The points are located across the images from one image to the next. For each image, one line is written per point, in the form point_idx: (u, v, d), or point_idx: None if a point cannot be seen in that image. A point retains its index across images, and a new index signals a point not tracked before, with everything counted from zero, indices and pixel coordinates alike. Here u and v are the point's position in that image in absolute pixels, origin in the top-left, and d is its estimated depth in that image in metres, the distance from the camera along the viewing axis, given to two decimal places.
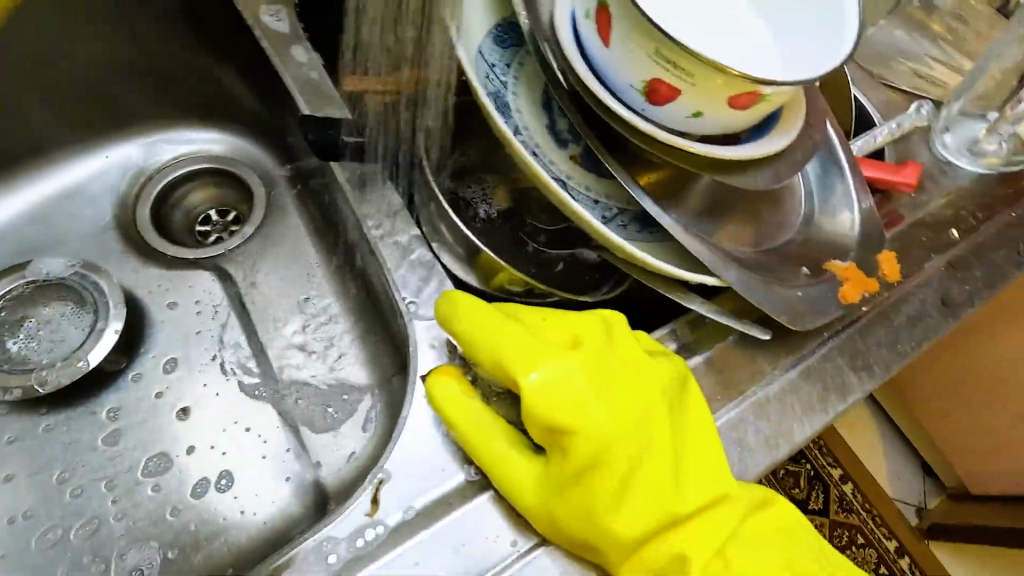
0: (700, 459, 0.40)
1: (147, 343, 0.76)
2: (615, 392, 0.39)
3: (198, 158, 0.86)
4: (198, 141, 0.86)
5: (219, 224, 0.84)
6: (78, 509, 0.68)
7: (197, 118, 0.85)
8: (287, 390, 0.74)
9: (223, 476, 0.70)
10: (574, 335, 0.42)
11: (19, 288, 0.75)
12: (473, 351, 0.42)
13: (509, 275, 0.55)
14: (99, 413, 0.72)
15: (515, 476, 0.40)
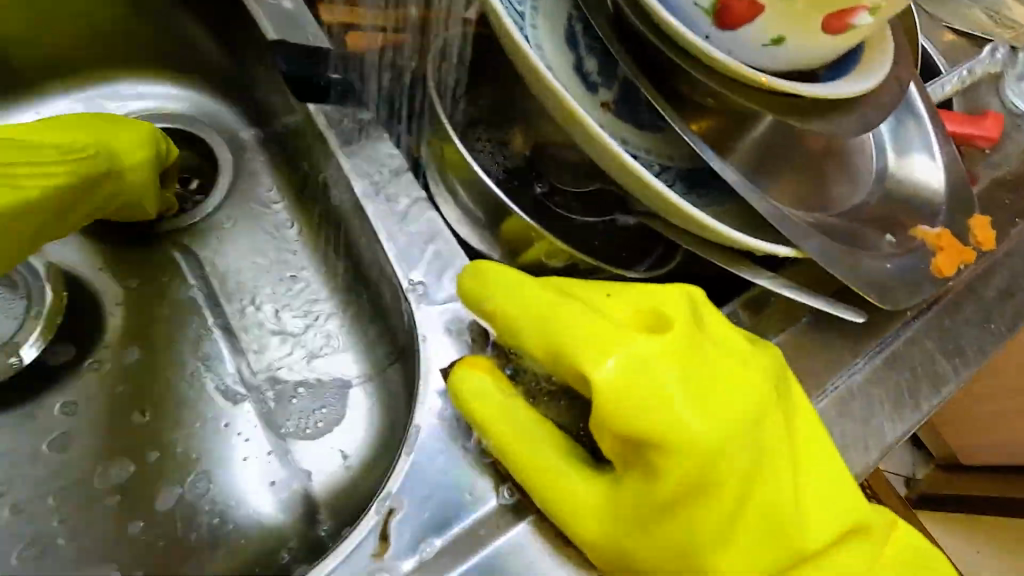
0: (821, 474, 0.31)
1: (97, 333, 0.64)
2: (714, 390, 0.29)
3: (151, 117, 0.72)
4: (150, 97, 0.73)
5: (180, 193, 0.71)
6: (20, 530, 0.57)
7: (147, 67, 0.72)
8: (266, 384, 0.64)
9: (198, 478, 0.61)
10: (652, 317, 0.32)
11: None
12: (518, 337, 0.33)
13: (547, 246, 0.44)
14: (41, 417, 0.61)
15: (576, 499, 0.32)
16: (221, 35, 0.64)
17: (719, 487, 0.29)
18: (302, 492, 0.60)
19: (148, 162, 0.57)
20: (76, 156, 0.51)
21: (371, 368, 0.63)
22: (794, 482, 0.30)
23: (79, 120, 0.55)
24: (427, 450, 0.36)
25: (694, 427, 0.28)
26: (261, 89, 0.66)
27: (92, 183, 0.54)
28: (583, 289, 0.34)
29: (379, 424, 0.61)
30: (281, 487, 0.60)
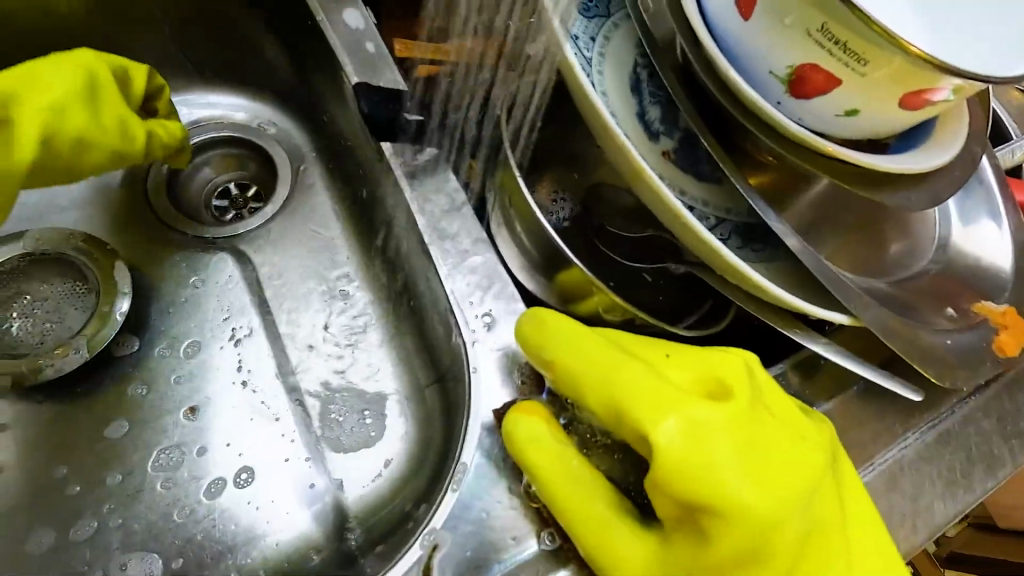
0: (867, 544, 0.32)
1: (157, 328, 0.66)
2: (769, 460, 0.31)
3: (220, 125, 0.76)
4: (220, 107, 0.76)
5: (239, 199, 0.75)
6: (72, 512, 0.59)
7: (222, 81, 0.75)
8: (307, 397, 0.65)
9: (242, 472, 0.62)
10: (709, 381, 0.34)
11: (14, 261, 0.66)
12: (577, 388, 0.34)
13: (605, 300, 0.44)
14: (98, 405, 0.63)
15: (626, 553, 0.32)
16: (296, 57, 0.67)
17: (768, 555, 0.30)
18: (335, 506, 0.61)
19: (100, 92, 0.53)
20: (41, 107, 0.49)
21: (410, 388, 0.65)
22: (840, 553, 0.31)
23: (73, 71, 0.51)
24: (472, 487, 0.38)
25: (748, 496, 0.30)
26: (327, 110, 0.68)
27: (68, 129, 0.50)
28: (639, 348, 0.35)
29: (415, 443, 0.62)
30: (316, 495, 0.62)
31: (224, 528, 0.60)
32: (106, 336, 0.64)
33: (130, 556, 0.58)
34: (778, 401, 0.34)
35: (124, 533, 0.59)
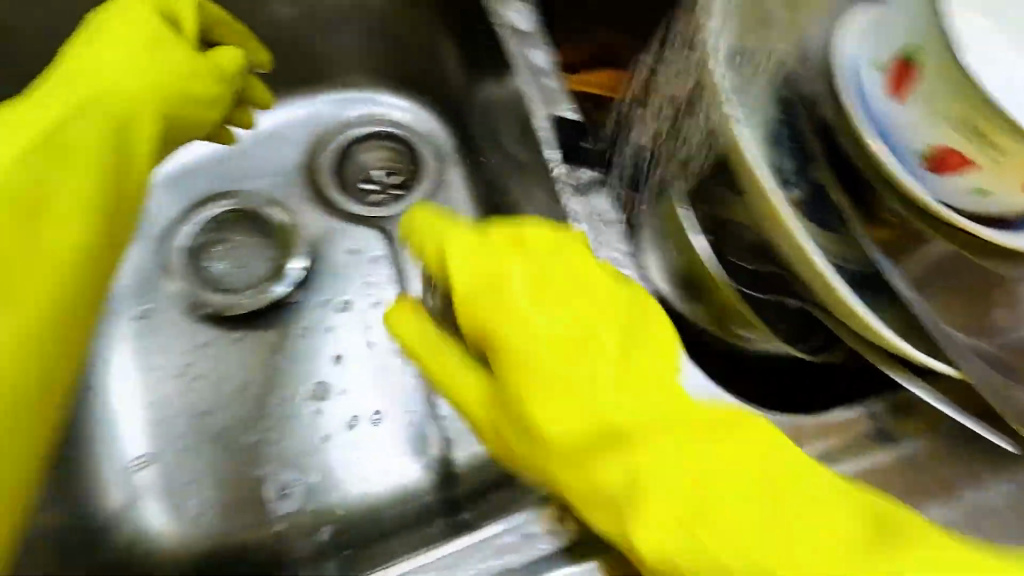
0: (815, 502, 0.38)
1: (322, 283, 0.80)
2: (636, 378, 0.41)
3: (378, 121, 0.89)
4: (381, 105, 0.89)
5: (384, 185, 0.86)
6: (246, 419, 0.73)
7: (395, 84, 0.88)
8: (431, 364, 0.76)
9: (374, 414, 0.73)
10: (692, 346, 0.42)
11: (223, 213, 0.81)
12: None
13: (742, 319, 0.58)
14: (273, 338, 0.77)
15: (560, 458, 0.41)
16: (468, 76, 0.77)
17: (749, 495, 0.37)
18: (448, 460, 0.72)
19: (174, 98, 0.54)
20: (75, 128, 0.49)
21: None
22: (729, 491, 0.37)
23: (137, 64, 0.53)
24: None
25: (588, 401, 0.40)
26: (485, 124, 0.78)
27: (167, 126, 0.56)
28: (679, 325, 0.43)
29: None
30: (433, 447, 0.72)
31: (356, 459, 0.72)
32: (286, 287, 0.79)
33: (284, 465, 0.72)
34: (641, 341, 0.42)
35: (280, 446, 0.72)
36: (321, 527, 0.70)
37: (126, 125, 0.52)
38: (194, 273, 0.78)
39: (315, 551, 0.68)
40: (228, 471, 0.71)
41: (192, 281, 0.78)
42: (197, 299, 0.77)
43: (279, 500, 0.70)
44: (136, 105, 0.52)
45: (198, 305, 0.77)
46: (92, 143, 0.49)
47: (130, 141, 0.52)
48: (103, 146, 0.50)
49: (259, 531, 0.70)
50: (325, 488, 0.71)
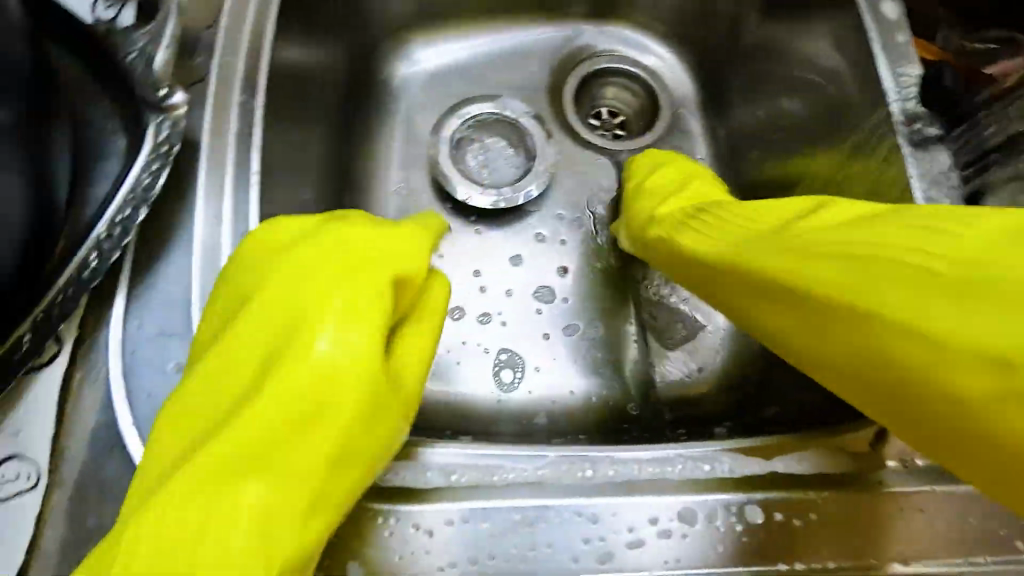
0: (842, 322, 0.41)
1: (560, 201, 0.84)
2: (827, 237, 0.45)
3: (622, 58, 0.90)
4: (631, 43, 0.90)
5: (608, 124, 0.90)
6: (478, 302, 0.78)
7: (662, 28, 0.89)
8: (643, 297, 0.81)
9: (593, 325, 0.79)
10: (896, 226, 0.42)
11: (484, 112, 0.85)
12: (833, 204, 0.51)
13: None
14: (510, 237, 0.82)
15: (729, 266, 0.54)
16: (753, 36, 0.79)
17: (850, 348, 0.41)
18: (650, 384, 0.76)
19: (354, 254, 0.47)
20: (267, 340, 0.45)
21: (736, 329, 0.78)
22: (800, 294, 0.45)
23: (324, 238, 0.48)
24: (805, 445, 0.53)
25: (782, 245, 0.48)
26: (762, 84, 0.79)
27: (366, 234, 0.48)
28: (955, 240, 0.38)
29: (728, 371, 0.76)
30: (639, 369, 0.77)
31: (572, 361, 0.77)
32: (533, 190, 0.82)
33: (507, 350, 0.77)
34: (905, 240, 0.40)
35: (508, 333, 0.77)
36: (535, 415, 0.74)
37: (296, 255, 0.47)
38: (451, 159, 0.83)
39: (524, 429, 0.72)
40: (460, 344, 0.76)
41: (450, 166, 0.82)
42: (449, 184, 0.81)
43: (498, 380, 0.75)
44: (293, 345, 0.43)
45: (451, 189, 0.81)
46: (295, 360, 0.42)
47: (301, 253, 0.47)
48: (295, 255, 0.47)
49: (479, 403, 0.74)
50: (542, 380, 0.76)
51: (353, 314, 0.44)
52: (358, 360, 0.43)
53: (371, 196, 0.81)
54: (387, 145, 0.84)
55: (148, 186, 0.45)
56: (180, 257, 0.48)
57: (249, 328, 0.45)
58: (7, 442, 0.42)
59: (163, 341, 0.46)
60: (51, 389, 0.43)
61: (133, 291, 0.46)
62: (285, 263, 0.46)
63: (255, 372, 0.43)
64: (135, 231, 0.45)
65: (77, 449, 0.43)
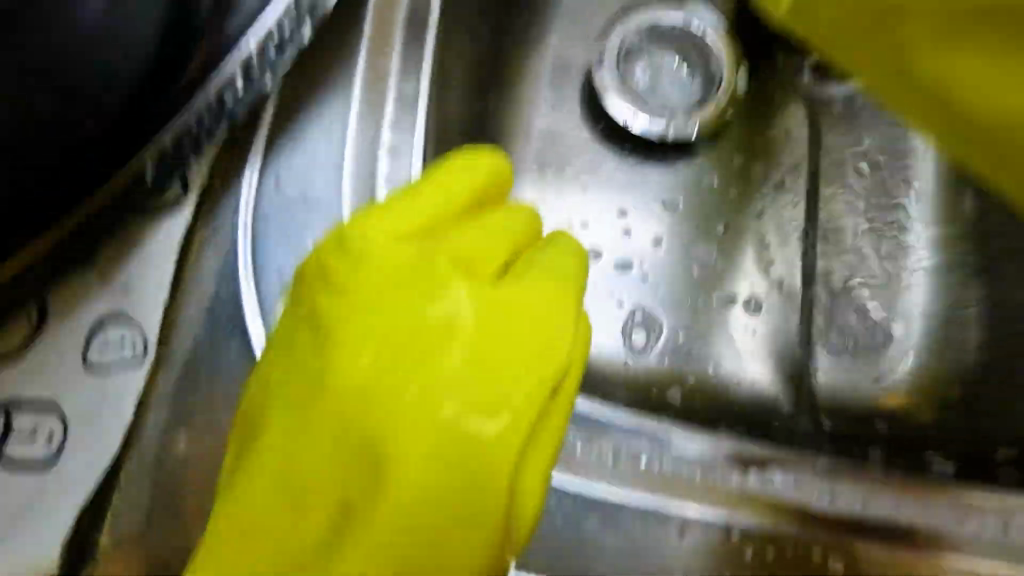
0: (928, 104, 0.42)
1: (734, 144, 0.69)
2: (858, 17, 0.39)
3: None
4: None
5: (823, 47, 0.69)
6: (616, 248, 0.67)
7: None
8: (821, 276, 0.66)
9: (749, 298, 0.66)
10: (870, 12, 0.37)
11: (666, 26, 0.70)
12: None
13: None
14: (666, 179, 0.69)
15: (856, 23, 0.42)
16: None
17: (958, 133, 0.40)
18: (810, 381, 0.63)
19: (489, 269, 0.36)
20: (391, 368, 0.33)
21: (938, 339, 0.63)
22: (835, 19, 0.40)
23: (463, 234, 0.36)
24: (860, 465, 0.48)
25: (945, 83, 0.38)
26: None
27: (492, 318, 0.34)
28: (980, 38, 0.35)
29: (922, 388, 0.62)
30: (799, 361, 0.64)
31: (718, 336, 0.65)
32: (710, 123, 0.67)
33: (642, 310, 0.66)
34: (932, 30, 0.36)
35: (648, 290, 0.67)
36: (668, 389, 0.63)
37: (413, 295, 0.34)
38: (615, 75, 0.68)
39: (649, 401, 0.61)
40: (591, 292, 0.66)
41: (612, 85, 0.67)
42: (608, 106, 0.67)
43: (627, 341, 0.65)
44: (429, 386, 0.33)
45: (609, 113, 0.67)
46: (408, 416, 0.32)
47: (418, 299, 0.34)
48: (406, 296, 0.34)
49: (604, 364, 0.63)
50: (678, 351, 0.65)
51: (441, 444, 0.32)
52: (490, 456, 0.32)
53: (515, 105, 0.69)
54: (543, 47, 0.70)
55: (314, 4, 0.39)
56: (335, 118, 0.40)
57: (354, 377, 0.33)
58: (115, 297, 0.36)
59: (299, 209, 0.39)
60: (172, 241, 0.37)
61: (272, 141, 0.39)
62: (393, 309, 0.33)
63: (375, 412, 0.33)
64: (287, 65, 0.39)
65: (191, 319, 0.38)
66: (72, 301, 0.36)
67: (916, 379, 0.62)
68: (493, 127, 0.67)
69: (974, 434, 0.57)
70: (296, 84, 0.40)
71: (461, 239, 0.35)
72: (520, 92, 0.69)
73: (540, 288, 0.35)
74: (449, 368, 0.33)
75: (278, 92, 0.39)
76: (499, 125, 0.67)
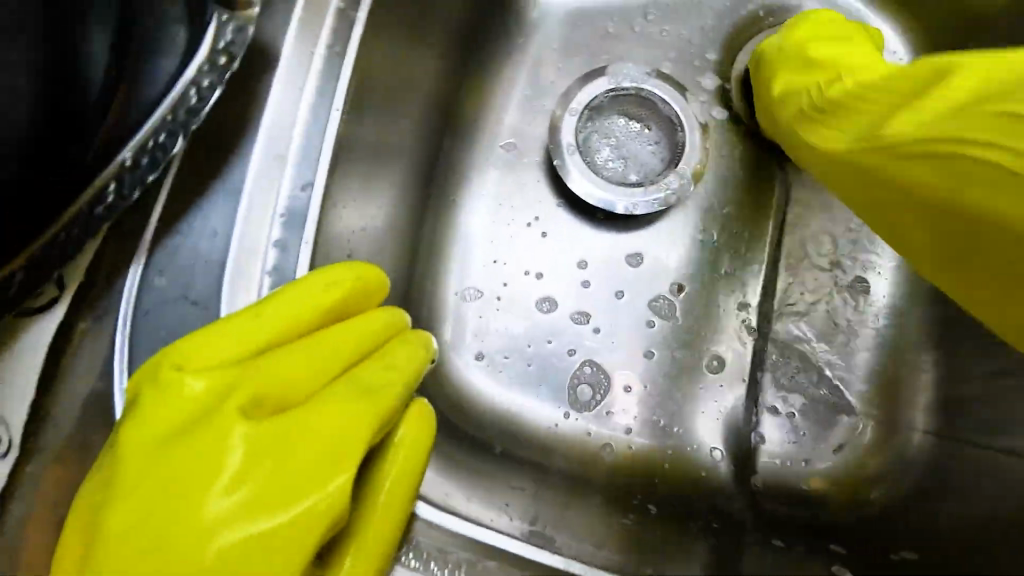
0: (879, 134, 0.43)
1: (695, 199, 0.67)
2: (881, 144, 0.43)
3: None
4: None
5: None
6: (572, 297, 0.64)
7: None
8: (778, 342, 0.64)
9: (712, 359, 0.64)
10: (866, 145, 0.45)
11: (631, 93, 0.67)
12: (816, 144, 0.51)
13: None
14: (629, 231, 0.66)
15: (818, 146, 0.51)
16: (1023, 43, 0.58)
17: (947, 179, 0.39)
18: (752, 455, 0.62)
19: (309, 384, 0.34)
20: (160, 502, 0.30)
21: (885, 421, 0.62)
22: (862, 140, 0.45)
23: (283, 351, 0.34)
24: None
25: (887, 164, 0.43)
26: None
27: (281, 451, 0.32)
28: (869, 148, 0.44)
29: (866, 471, 0.61)
30: (743, 432, 0.62)
31: (665, 397, 0.63)
32: (673, 195, 0.64)
33: (593, 363, 0.63)
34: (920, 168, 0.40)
35: (603, 343, 0.63)
36: (605, 444, 0.61)
37: (203, 431, 0.31)
38: (588, 101, 0.66)
39: (583, 463, 0.61)
40: (545, 342, 0.63)
41: (598, 90, 0.66)
42: (570, 97, 0.66)
43: (573, 395, 0.62)
44: (201, 524, 0.29)
45: (566, 177, 0.65)
46: (174, 555, 0.29)
47: (206, 435, 0.31)
48: (198, 433, 0.31)
49: (544, 419, 0.61)
50: (626, 407, 0.62)
51: None
52: None
53: (470, 148, 0.67)
54: (504, 90, 0.69)
55: (193, 109, 0.35)
56: (230, 196, 0.38)
57: (124, 509, 0.29)
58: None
59: (183, 307, 0.37)
60: (40, 342, 0.35)
61: (164, 230, 0.37)
62: (179, 451, 0.30)
63: (129, 550, 0.29)
64: (169, 166, 0.36)
65: (65, 411, 0.36)
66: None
67: (858, 459, 0.61)
68: (447, 172, 0.66)
69: (907, 532, 0.56)
70: (193, 169, 0.38)
71: (284, 360, 0.33)
72: (476, 138, 0.68)
73: (352, 408, 0.34)
74: (228, 505, 0.30)
75: (165, 188, 0.37)
76: (454, 170, 0.66)
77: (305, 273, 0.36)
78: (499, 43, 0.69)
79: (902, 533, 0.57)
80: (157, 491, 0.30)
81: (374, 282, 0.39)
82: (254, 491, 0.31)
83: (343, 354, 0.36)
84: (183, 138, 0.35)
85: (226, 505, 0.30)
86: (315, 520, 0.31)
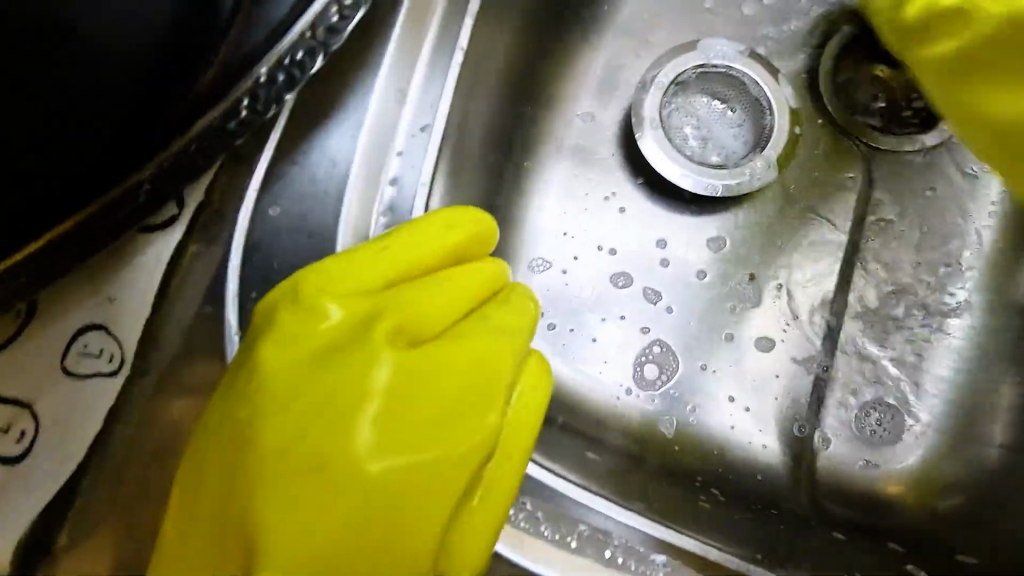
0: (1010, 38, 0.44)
1: (778, 185, 0.64)
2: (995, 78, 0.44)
3: None
4: None
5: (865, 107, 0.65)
6: (647, 272, 0.63)
7: None
8: (854, 341, 0.62)
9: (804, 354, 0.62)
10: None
11: (718, 70, 0.64)
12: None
13: None
14: (710, 215, 0.64)
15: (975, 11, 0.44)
16: None
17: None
18: (812, 451, 0.60)
19: (436, 324, 0.36)
20: (310, 422, 0.32)
21: (959, 428, 0.60)
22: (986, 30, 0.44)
23: (412, 289, 0.35)
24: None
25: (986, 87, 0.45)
26: None
27: (422, 384, 0.33)
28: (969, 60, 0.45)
29: (932, 476, 0.59)
30: (809, 425, 0.61)
31: (729, 384, 0.61)
32: (757, 179, 0.62)
33: (662, 343, 0.61)
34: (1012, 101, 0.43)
35: (675, 324, 0.62)
36: (665, 419, 0.60)
37: (345, 358, 0.33)
38: (673, 76, 0.64)
39: (642, 442, 0.59)
40: (615, 318, 0.61)
41: (687, 63, 0.64)
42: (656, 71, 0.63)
43: (638, 373, 0.61)
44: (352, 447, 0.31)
45: (645, 150, 0.62)
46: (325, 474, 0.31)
47: (348, 362, 0.33)
48: (340, 360, 0.33)
49: (605, 393, 0.60)
50: (692, 390, 0.61)
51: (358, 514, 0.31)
52: (406, 521, 0.32)
53: (547, 113, 0.65)
54: (586, 57, 0.66)
55: (332, 28, 0.40)
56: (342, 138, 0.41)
57: (275, 426, 0.32)
58: (99, 308, 0.38)
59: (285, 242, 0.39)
60: (161, 257, 0.39)
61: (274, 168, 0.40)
62: (322, 374, 0.32)
63: (285, 467, 0.31)
64: (300, 85, 0.40)
65: (171, 334, 0.39)
66: (57, 316, 0.38)
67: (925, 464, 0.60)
68: (522, 138, 0.64)
69: (962, 535, 0.56)
70: None
71: (416, 297, 0.35)
72: (556, 103, 0.65)
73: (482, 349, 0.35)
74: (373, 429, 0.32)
75: (285, 113, 0.41)
76: (528, 135, 0.64)
77: (427, 218, 0.38)
78: (585, 9, 0.66)
79: (958, 535, 0.56)
80: (306, 413, 0.32)
81: (492, 231, 0.40)
82: (396, 419, 0.32)
83: (465, 299, 0.37)
84: (321, 57, 0.40)
85: (371, 430, 0.32)
86: (456, 452, 0.33)
